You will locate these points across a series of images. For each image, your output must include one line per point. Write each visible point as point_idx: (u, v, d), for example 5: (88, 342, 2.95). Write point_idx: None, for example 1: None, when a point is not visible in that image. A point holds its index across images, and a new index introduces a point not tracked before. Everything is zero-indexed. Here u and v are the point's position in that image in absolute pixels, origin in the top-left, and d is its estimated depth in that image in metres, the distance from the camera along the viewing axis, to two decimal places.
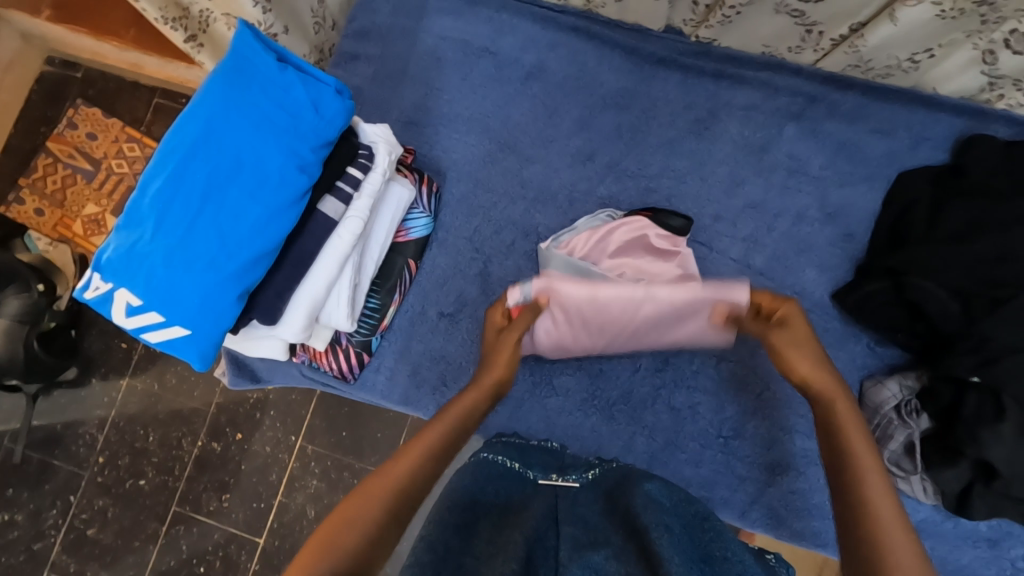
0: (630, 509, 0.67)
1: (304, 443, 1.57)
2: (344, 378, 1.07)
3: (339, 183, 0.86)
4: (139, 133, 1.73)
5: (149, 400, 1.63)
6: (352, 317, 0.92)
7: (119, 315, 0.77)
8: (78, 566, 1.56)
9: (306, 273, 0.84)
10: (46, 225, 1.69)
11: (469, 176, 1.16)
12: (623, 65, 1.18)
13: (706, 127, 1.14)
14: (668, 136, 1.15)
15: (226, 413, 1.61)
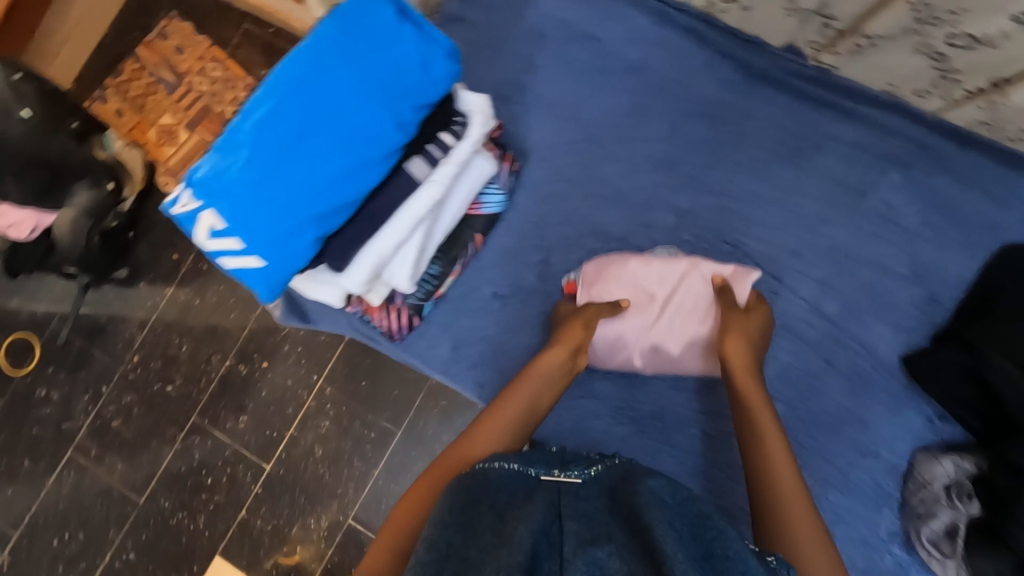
0: (635, 508, 0.64)
1: (323, 384, 1.61)
2: (391, 336, 1.09)
3: (429, 146, 0.86)
4: (223, 55, 1.77)
5: (189, 313, 1.69)
6: (412, 279, 0.93)
7: (200, 235, 0.79)
8: (99, 452, 1.66)
9: (381, 228, 0.84)
10: (123, 128, 1.75)
11: (550, 162, 1.14)
12: (722, 78, 1.14)
13: (794, 156, 1.10)
14: (752, 158, 1.11)
15: (256, 340, 1.65)
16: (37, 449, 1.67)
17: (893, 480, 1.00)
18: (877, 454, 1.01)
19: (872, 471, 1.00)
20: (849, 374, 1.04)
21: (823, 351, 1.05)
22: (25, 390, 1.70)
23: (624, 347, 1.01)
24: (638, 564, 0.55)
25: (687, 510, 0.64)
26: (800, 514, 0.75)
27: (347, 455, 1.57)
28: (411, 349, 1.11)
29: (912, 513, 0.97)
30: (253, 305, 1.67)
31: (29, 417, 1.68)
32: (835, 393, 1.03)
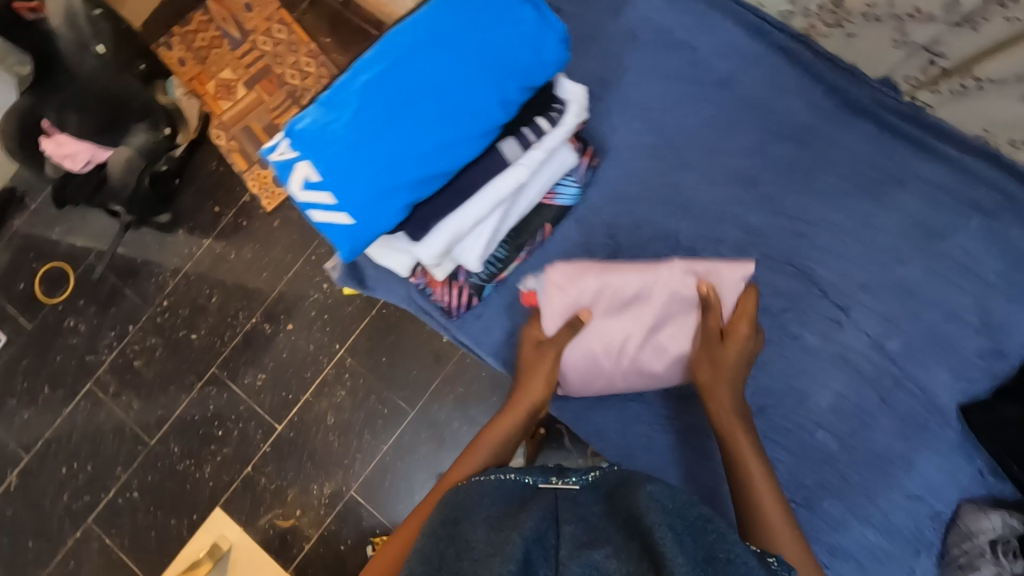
0: (629, 513, 0.63)
1: (344, 353, 1.62)
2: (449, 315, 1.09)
3: (524, 129, 0.88)
4: (290, 18, 1.79)
5: (222, 267, 1.71)
6: (481, 259, 0.93)
7: (294, 184, 0.81)
8: (117, 389, 1.69)
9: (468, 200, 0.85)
10: (184, 76, 1.78)
11: (628, 163, 1.14)
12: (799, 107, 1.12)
13: (861, 193, 1.08)
14: (817, 190, 1.10)
15: (284, 302, 1.67)
16: (58, 378, 1.70)
17: (935, 527, 1.00)
18: (922, 499, 1.00)
19: (915, 515, 1.00)
20: (903, 415, 1.02)
21: (881, 388, 1.04)
22: (55, 319, 1.73)
23: (604, 371, 0.99)
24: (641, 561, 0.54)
25: (685, 507, 0.61)
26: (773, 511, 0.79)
27: (358, 427, 1.59)
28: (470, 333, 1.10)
29: (951, 562, 0.97)
30: (286, 268, 1.68)
31: (55, 345, 1.72)
32: (886, 431, 1.03)
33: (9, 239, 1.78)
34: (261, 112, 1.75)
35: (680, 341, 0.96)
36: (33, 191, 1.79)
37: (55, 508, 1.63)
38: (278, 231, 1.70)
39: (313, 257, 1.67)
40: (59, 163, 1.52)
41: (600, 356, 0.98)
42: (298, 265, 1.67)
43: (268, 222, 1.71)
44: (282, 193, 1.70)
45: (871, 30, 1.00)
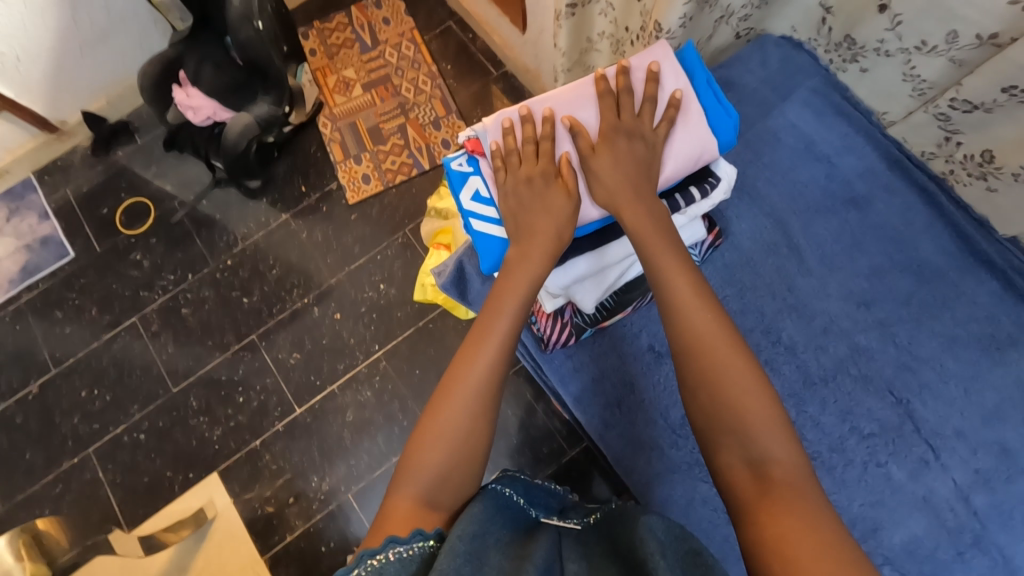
0: (623, 553, 0.63)
1: (381, 356, 1.64)
2: (540, 342, 1.01)
3: (676, 195, 0.85)
4: (421, 39, 1.92)
5: (292, 242, 1.77)
6: (595, 303, 0.92)
7: (463, 195, 0.84)
8: (159, 329, 1.73)
9: (605, 243, 0.86)
10: (312, 65, 1.91)
11: (764, 246, 1.01)
12: (928, 246, 0.98)
13: (979, 359, 0.92)
14: (924, 339, 0.94)
15: (340, 291, 1.71)
16: (109, 303, 1.75)
17: None
18: None
19: None
20: None
21: None
22: (124, 248, 1.80)
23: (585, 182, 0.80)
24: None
25: (678, 539, 0.62)
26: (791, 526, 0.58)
27: (374, 430, 1.58)
28: (552, 368, 1.03)
29: None
30: (351, 259, 1.73)
31: (116, 273, 1.78)
32: None
33: (108, 165, 1.88)
34: (370, 113, 1.86)
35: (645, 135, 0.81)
36: (144, 129, 1.90)
37: (63, 426, 1.65)
38: (354, 224, 1.76)
39: (379, 256, 1.72)
40: (180, 112, 1.63)
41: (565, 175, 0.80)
42: (362, 261, 1.72)
43: (347, 213, 1.77)
44: (367, 192, 1.78)
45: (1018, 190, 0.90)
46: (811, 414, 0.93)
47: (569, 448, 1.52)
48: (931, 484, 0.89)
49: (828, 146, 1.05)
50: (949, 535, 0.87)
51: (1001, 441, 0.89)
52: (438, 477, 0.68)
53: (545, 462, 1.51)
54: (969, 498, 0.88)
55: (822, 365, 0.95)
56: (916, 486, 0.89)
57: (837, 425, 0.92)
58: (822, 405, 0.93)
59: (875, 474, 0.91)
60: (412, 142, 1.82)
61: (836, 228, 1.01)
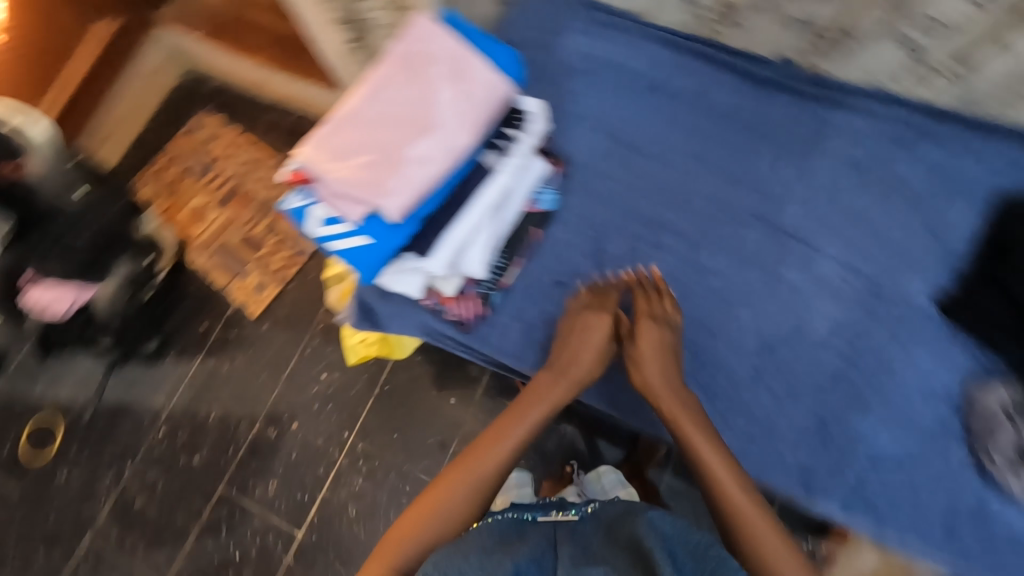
0: (630, 545, 0.71)
1: (355, 440, 1.58)
2: (461, 328, 0.92)
3: (499, 137, 0.75)
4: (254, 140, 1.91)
5: (218, 380, 1.69)
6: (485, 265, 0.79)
7: (312, 226, 0.71)
8: (121, 535, 1.58)
9: (460, 207, 0.72)
10: (160, 210, 1.87)
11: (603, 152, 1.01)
12: (718, 83, 1.02)
13: (809, 150, 0.98)
14: (765, 160, 0.99)
15: (287, 401, 1.64)
16: (54, 540, 1.59)
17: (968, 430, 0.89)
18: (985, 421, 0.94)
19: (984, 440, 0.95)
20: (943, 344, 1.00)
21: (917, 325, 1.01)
22: (46, 476, 1.65)
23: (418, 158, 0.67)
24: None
25: (682, 535, 0.72)
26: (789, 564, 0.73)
27: (381, 512, 1.52)
28: (483, 345, 0.93)
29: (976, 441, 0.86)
30: (283, 367, 1.67)
31: (48, 505, 1.62)
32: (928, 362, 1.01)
33: None
34: (235, 228, 1.83)
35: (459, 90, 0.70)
36: (13, 349, 1.75)
37: None
38: (270, 333, 1.71)
39: (308, 350, 1.68)
40: (37, 314, 1.49)
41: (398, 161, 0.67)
42: (294, 363, 1.67)
43: (257, 326, 1.72)
44: (266, 299, 1.74)
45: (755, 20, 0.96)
46: (712, 267, 0.96)
47: (567, 427, 1.52)
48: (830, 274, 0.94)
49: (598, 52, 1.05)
50: (876, 318, 0.93)
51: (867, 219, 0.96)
52: (424, 549, 0.77)
53: (553, 453, 1.51)
54: (861, 271, 0.94)
55: (693, 225, 0.98)
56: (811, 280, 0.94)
57: (730, 266, 0.96)
58: (712, 254, 0.97)
59: (785, 293, 0.94)
60: (288, 234, 1.80)
61: (647, 108, 1.02)
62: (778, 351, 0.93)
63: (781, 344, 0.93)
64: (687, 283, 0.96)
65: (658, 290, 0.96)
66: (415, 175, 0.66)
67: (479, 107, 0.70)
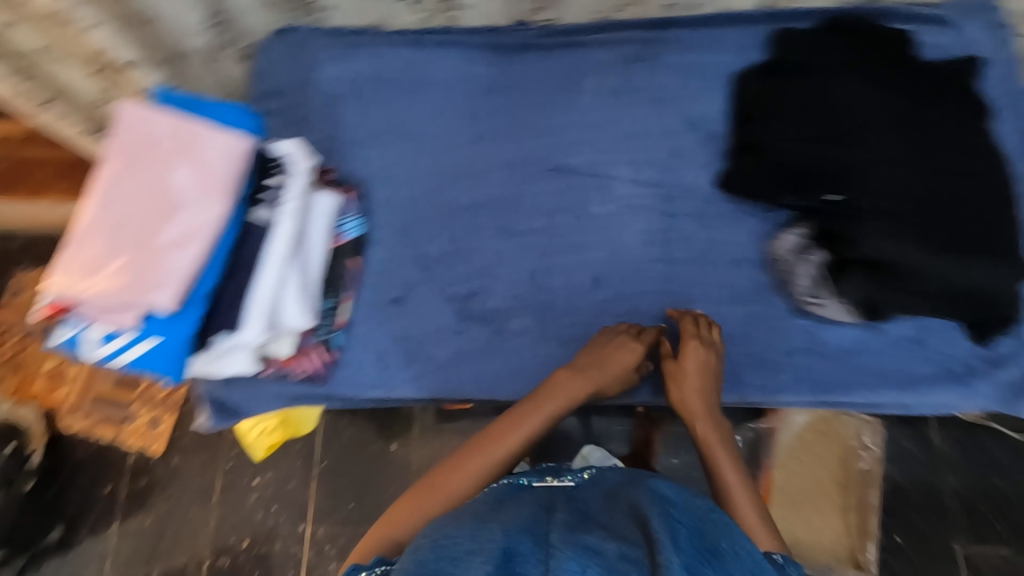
0: (631, 507, 0.48)
1: (314, 528, 1.20)
2: (314, 381, 0.70)
3: (263, 189, 0.64)
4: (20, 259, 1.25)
5: (148, 537, 1.19)
6: (312, 313, 0.66)
7: (91, 349, 0.55)
8: None
9: (253, 269, 0.61)
10: None
11: (393, 132, 0.81)
12: (462, 55, 0.83)
13: (571, 92, 0.80)
14: (537, 109, 0.80)
15: (229, 520, 1.19)
16: None
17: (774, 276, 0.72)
18: None
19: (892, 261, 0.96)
20: None
21: None
22: None
23: (182, 242, 0.54)
24: (638, 545, 0.42)
25: (688, 504, 0.48)
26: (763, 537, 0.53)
27: None
28: (339, 388, 0.71)
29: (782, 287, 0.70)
30: (207, 490, 1.21)
31: None
32: None
33: None
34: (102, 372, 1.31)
35: (206, 147, 0.57)
36: None
37: None
38: (181, 463, 1.23)
39: (229, 466, 1.24)
40: None
41: (162, 252, 0.53)
42: (214, 472, 1.22)
43: (165, 460, 1.23)
44: (161, 430, 1.23)
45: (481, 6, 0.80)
46: (525, 230, 0.75)
47: None
48: (678, 170, 0.76)
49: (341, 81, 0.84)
50: None
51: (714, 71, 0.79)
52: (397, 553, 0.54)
53: None
54: None
55: (494, 192, 0.77)
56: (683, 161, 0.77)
57: (545, 221, 0.75)
58: (524, 214, 0.76)
59: None
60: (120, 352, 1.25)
61: (401, 109, 0.82)
62: (612, 280, 0.73)
63: (634, 284, 0.72)
64: (506, 267, 0.74)
65: (480, 278, 0.74)
66: (177, 264, 0.53)
67: (221, 165, 0.57)
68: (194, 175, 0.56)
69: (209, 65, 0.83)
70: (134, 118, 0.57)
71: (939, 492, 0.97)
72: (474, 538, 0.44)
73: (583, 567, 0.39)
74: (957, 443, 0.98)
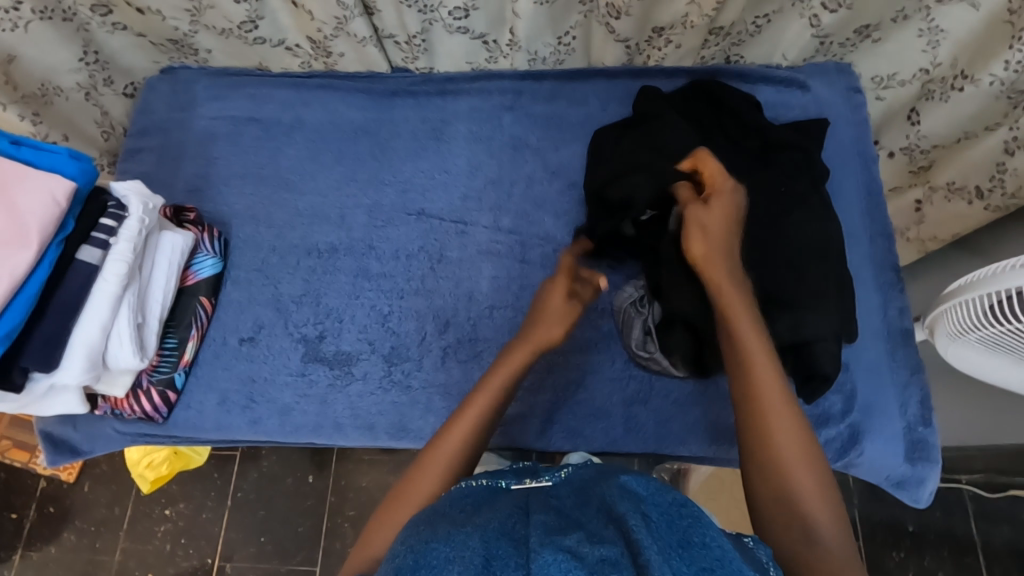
0: (603, 503, 0.40)
1: (221, 563, 1.20)
2: (154, 421, 0.70)
3: (96, 228, 0.62)
4: None
5: (51, 566, 1.22)
6: (144, 353, 0.65)
7: None
8: None
9: (79, 313, 0.60)
10: None
11: (267, 170, 0.82)
12: (334, 99, 0.85)
13: (439, 139, 0.82)
14: (405, 155, 0.82)
15: (136, 553, 1.22)
16: None
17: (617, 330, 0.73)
18: None
19: None
20: None
21: None
22: None
23: None
24: (615, 545, 0.35)
25: (660, 494, 0.39)
26: (800, 459, 0.47)
27: None
28: (177, 429, 0.70)
29: (621, 338, 0.71)
30: (116, 523, 1.24)
31: None
32: None
33: None
34: None
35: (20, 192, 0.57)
36: None
37: None
38: (92, 493, 1.26)
39: (141, 493, 1.25)
40: None
41: None
42: (123, 505, 1.25)
43: (76, 488, 1.27)
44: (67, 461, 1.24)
45: (355, 48, 0.82)
46: (381, 274, 0.76)
47: None
48: (536, 219, 0.78)
49: (227, 117, 0.85)
50: None
51: (580, 123, 0.82)
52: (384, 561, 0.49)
53: None
54: None
55: (353, 236, 0.78)
56: (546, 209, 0.78)
57: (398, 266, 0.76)
58: (381, 257, 0.77)
59: None
60: None
61: (271, 151, 0.83)
62: (460, 324, 0.73)
63: (482, 331, 0.73)
64: (357, 309, 0.74)
65: (330, 321, 0.74)
66: None
67: (30, 209, 0.56)
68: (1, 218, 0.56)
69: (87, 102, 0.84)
70: None
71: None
72: (453, 542, 0.36)
73: (565, 571, 0.33)
74: (863, 483, 0.99)
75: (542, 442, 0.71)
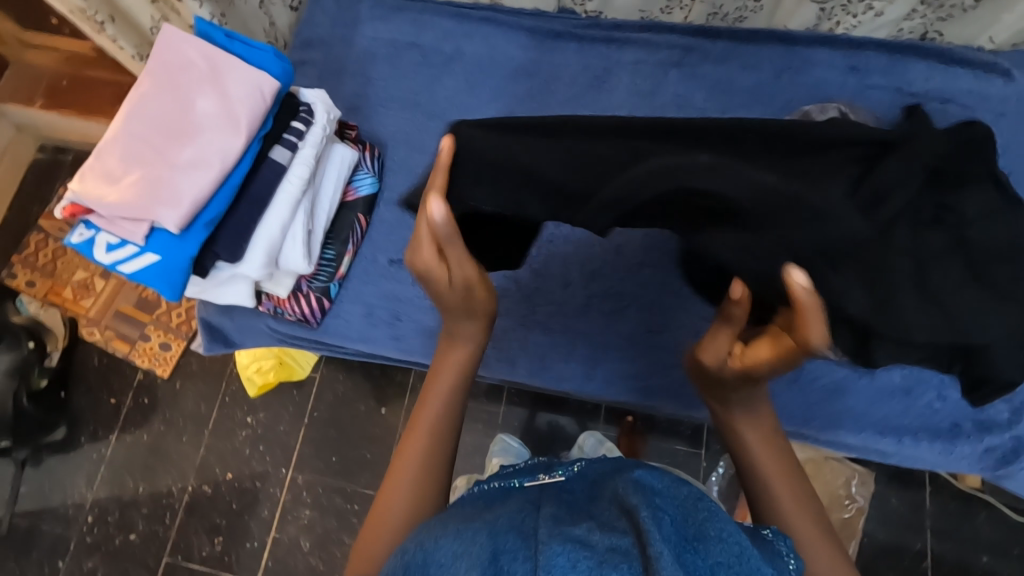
0: (612, 499, 0.40)
1: (295, 473, 1.23)
2: (307, 324, 0.73)
3: (287, 131, 0.64)
4: None
5: (140, 449, 1.26)
6: (311, 258, 0.67)
7: (99, 252, 0.58)
8: None
9: (264, 208, 0.62)
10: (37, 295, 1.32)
11: (424, 98, 0.83)
12: (497, 35, 0.83)
13: (600, 87, 0.80)
14: (565, 101, 0.80)
15: (217, 450, 1.25)
16: None
17: None
18: None
19: None
20: None
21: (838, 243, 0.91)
22: None
23: (196, 169, 0.57)
24: (625, 534, 0.34)
25: (676, 486, 0.38)
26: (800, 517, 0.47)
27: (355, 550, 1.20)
28: (326, 335, 0.74)
29: None
30: (204, 420, 1.27)
31: None
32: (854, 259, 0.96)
33: None
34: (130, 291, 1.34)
35: (233, 84, 0.59)
36: None
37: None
38: (184, 390, 1.29)
39: (227, 398, 1.27)
40: None
41: (179, 175, 0.57)
42: (212, 405, 1.27)
43: (170, 384, 1.29)
44: (174, 355, 1.29)
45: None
46: None
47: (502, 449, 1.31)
48: None
49: (390, 40, 0.85)
50: None
51: (753, 86, 0.78)
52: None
53: None
54: None
55: None
56: None
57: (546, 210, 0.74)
58: None
59: None
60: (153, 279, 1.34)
61: (429, 81, 0.83)
62: (607, 275, 0.73)
63: (627, 285, 0.72)
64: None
65: None
66: (189, 187, 0.56)
67: (241, 101, 0.59)
68: (218, 108, 0.59)
69: (261, 8, 0.85)
70: (176, 48, 0.60)
71: (915, 555, 0.96)
72: (461, 539, 0.35)
73: (573, 563, 0.31)
74: (941, 508, 0.97)
75: (680, 406, 0.72)
